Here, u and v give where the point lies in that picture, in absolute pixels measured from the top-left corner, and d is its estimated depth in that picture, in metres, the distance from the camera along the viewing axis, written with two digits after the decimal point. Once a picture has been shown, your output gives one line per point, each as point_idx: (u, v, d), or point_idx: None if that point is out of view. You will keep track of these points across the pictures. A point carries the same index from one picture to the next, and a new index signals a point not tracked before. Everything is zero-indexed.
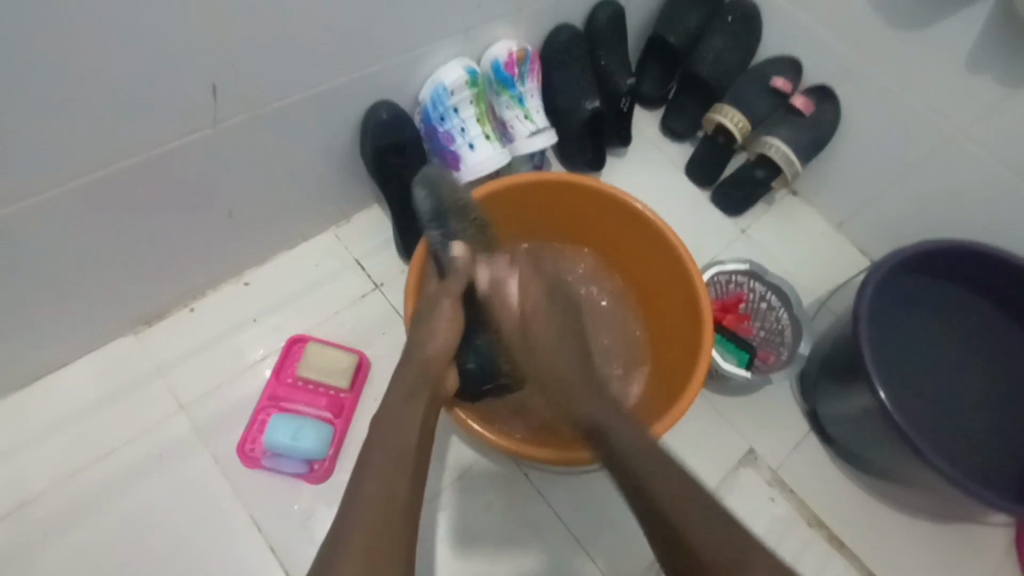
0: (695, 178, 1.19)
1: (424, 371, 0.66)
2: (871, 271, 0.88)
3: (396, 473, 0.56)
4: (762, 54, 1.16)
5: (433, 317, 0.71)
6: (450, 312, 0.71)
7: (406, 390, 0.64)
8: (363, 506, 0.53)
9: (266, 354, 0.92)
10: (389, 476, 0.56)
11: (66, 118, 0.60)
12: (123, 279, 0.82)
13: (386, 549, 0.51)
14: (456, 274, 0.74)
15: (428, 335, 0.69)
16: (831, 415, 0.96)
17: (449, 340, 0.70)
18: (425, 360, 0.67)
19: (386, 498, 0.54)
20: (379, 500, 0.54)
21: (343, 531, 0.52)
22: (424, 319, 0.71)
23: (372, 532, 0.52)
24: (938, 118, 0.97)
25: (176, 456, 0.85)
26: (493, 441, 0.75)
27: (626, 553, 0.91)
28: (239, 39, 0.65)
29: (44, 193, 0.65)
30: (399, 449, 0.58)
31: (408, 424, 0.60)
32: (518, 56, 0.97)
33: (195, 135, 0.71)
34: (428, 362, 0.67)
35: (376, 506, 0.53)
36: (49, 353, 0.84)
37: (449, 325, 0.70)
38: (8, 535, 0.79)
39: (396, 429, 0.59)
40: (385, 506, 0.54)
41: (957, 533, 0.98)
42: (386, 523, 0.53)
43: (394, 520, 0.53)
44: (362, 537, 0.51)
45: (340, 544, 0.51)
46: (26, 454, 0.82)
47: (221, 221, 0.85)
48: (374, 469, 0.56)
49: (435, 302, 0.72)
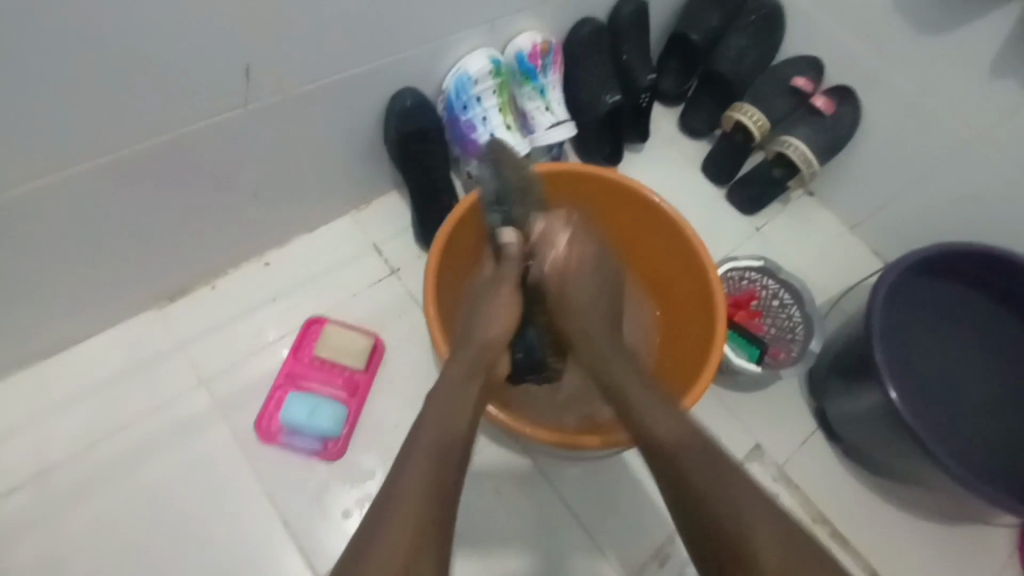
0: (711, 175, 1.19)
1: (481, 353, 0.68)
2: (885, 271, 0.89)
3: (447, 451, 0.56)
4: (784, 53, 1.16)
5: (491, 303, 0.70)
6: (508, 301, 0.71)
7: (463, 372, 0.64)
8: (411, 476, 0.53)
9: (284, 333, 0.94)
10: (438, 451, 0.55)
11: (105, 93, 0.62)
12: (149, 255, 0.84)
13: (431, 521, 0.50)
14: (510, 261, 0.72)
15: (488, 322, 0.69)
16: (838, 414, 0.97)
17: (506, 328, 0.70)
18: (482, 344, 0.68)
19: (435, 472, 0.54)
20: (435, 470, 0.54)
21: (389, 502, 0.51)
22: (484, 305, 0.70)
23: (420, 503, 0.51)
24: (959, 122, 0.97)
25: (195, 429, 0.87)
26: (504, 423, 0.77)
27: (631, 541, 0.92)
28: (271, 21, 0.66)
29: (81, 166, 0.67)
30: (450, 428, 0.58)
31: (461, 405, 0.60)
32: (541, 48, 0.98)
33: (226, 115, 0.73)
34: (486, 348, 0.68)
35: (426, 477, 0.53)
36: (76, 324, 0.86)
37: (502, 315, 0.70)
38: (32, 498, 0.81)
39: (454, 405, 0.60)
40: (434, 478, 0.53)
41: (960, 535, 0.98)
42: (442, 496, 0.52)
43: (443, 495, 0.53)
44: (411, 507, 0.50)
45: (386, 513, 0.50)
46: (51, 421, 0.85)
47: (245, 201, 0.86)
48: (424, 442, 0.56)
49: (493, 288, 0.72)
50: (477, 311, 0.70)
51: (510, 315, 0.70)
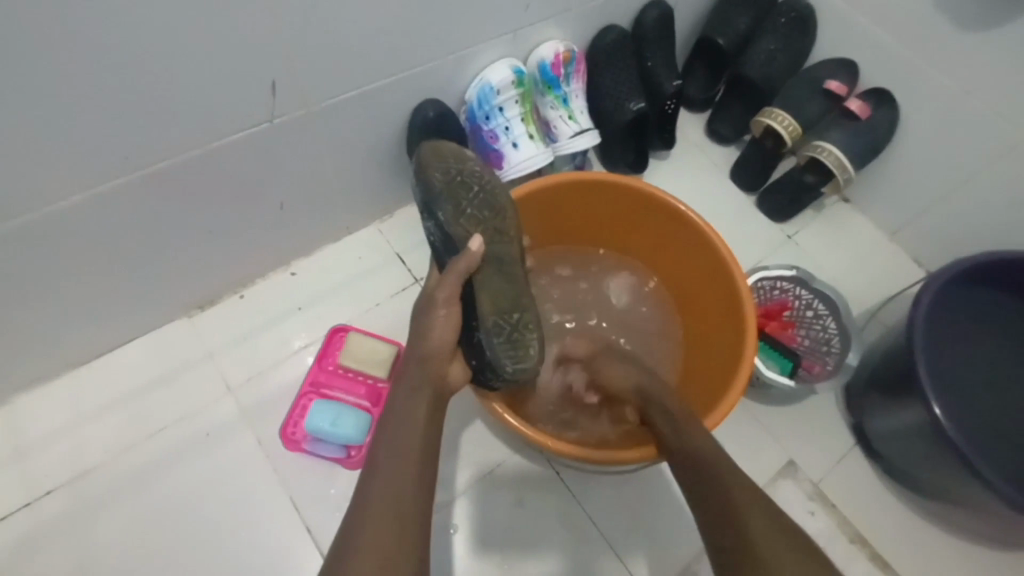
0: (739, 182, 1.16)
1: (426, 368, 0.66)
2: (928, 282, 0.84)
3: (403, 479, 0.56)
4: (816, 56, 1.13)
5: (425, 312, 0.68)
6: (449, 308, 0.67)
7: (411, 386, 0.64)
8: (374, 500, 0.54)
9: (310, 342, 0.95)
10: (397, 471, 0.57)
11: (140, 109, 0.64)
12: (182, 265, 0.87)
13: (398, 541, 0.52)
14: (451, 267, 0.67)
15: (426, 330, 0.67)
16: (879, 430, 0.92)
17: (450, 333, 0.67)
18: (429, 356, 0.66)
19: (396, 492, 0.55)
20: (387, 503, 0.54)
21: (354, 527, 0.53)
22: (421, 315, 0.68)
23: (383, 524, 0.53)
24: (1007, 123, 0.92)
25: (223, 435, 0.89)
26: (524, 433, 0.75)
27: (657, 559, 0.89)
28: (296, 35, 0.68)
29: (117, 179, 0.69)
30: (406, 447, 0.59)
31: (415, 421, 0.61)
32: (564, 57, 0.98)
33: (254, 129, 0.75)
34: (429, 358, 0.66)
35: (385, 498, 0.55)
36: (113, 331, 0.89)
37: (447, 319, 0.67)
38: (69, 500, 0.84)
39: (404, 428, 0.60)
40: (395, 500, 0.55)
41: (1015, 564, 0.92)
42: (399, 527, 0.53)
43: (403, 516, 0.54)
44: (372, 529, 0.52)
45: (351, 537, 0.52)
46: (87, 426, 0.88)
47: (273, 212, 0.89)
48: (383, 462, 0.57)
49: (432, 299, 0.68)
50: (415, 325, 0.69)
51: (452, 323, 0.67)
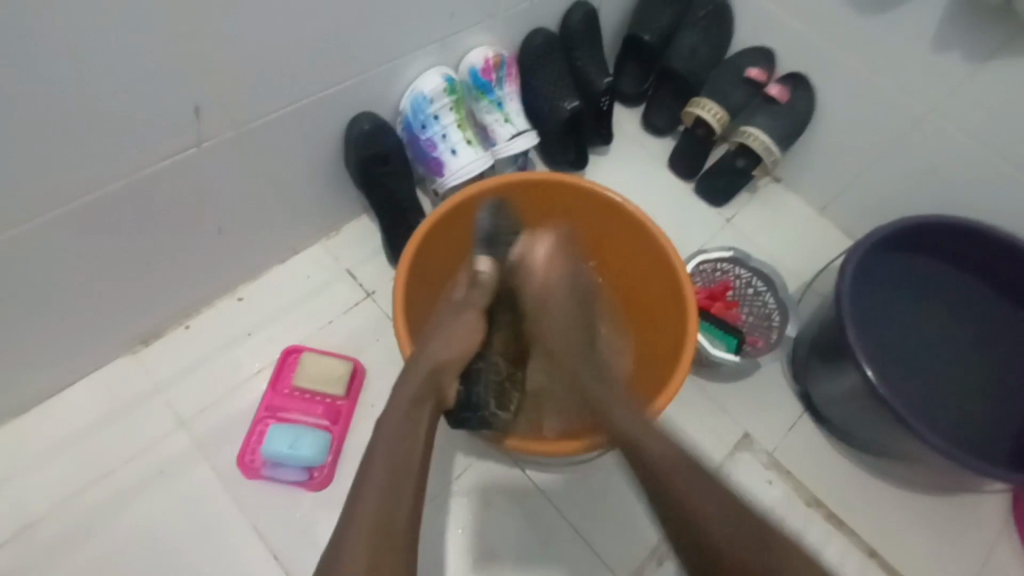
0: (677, 171, 1.20)
1: (433, 381, 0.67)
2: (849, 253, 0.90)
3: (398, 489, 0.57)
4: (736, 46, 1.18)
5: (448, 330, 0.71)
6: (463, 333, 0.71)
7: (414, 397, 0.64)
8: (361, 521, 0.54)
9: (263, 366, 0.93)
10: (387, 488, 0.57)
11: (55, 143, 0.62)
12: (120, 299, 0.84)
13: (388, 555, 0.54)
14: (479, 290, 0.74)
15: (445, 344, 0.70)
16: (822, 396, 0.98)
17: (460, 354, 0.70)
18: (439, 369, 0.68)
19: (385, 507, 0.56)
20: (377, 515, 0.55)
21: (341, 548, 0.53)
22: (438, 331, 0.71)
23: (374, 542, 0.54)
24: (910, 97, 0.99)
25: (179, 471, 0.86)
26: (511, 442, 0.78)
27: (629, 543, 0.92)
28: (217, 57, 0.67)
29: (37, 217, 0.67)
30: (399, 467, 0.59)
31: (410, 436, 0.61)
32: (495, 62, 0.99)
33: (183, 154, 0.73)
34: (440, 372, 0.68)
35: (373, 517, 0.55)
36: (51, 374, 0.85)
37: (462, 339, 0.71)
38: (15, 557, 0.80)
39: (401, 439, 0.61)
40: (385, 518, 0.55)
41: (954, 506, 0.99)
42: (388, 539, 0.54)
43: (393, 535, 0.55)
44: (361, 547, 0.53)
45: (339, 555, 0.53)
46: (29, 477, 0.84)
47: (212, 237, 0.87)
48: (373, 480, 0.57)
49: (458, 313, 0.73)
50: (431, 337, 0.71)
51: (469, 339, 0.71)
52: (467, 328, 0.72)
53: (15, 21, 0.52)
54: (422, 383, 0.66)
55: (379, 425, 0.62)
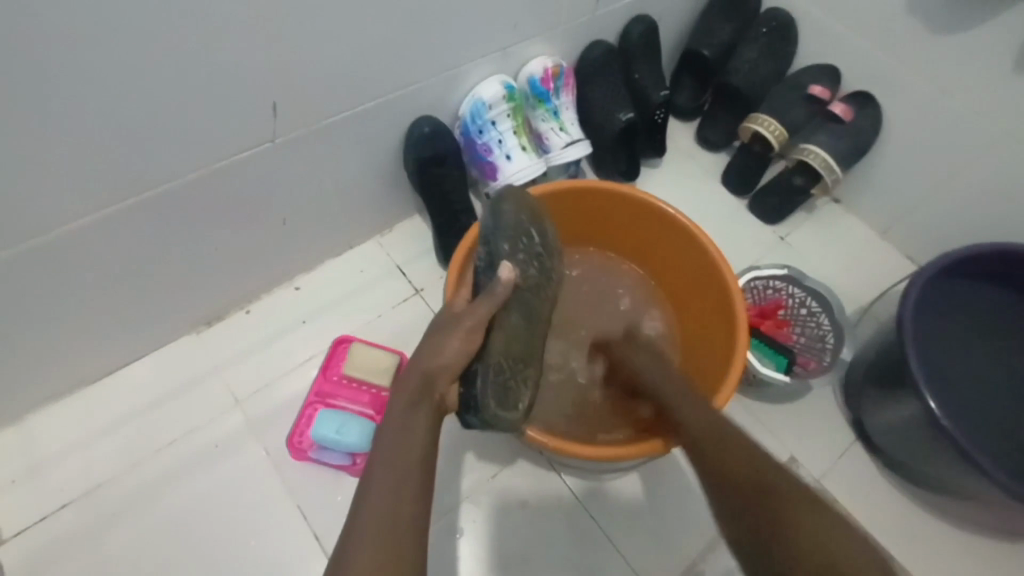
0: (730, 186, 1.19)
1: (427, 383, 0.66)
2: (914, 278, 0.86)
3: (401, 486, 0.57)
4: (799, 62, 1.16)
5: (450, 330, 0.69)
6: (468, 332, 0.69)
7: (410, 399, 0.65)
8: (366, 523, 0.54)
9: (314, 354, 0.97)
10: (394, 489, 0.57)
11: (149, 131, 0.68)
12: (191, 279, 0.90)
13: (397, 551, 0.53)
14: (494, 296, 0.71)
15: (438, 349, 0.68)
16: (876, 425, 0.93)
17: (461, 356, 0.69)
18: (432, 372, 0.67)
19: (392, 507, 0.56)
20: (383, 513, 0.55)
21: (349, 546, 0.53)
22: (437, 335, 0.70)
23: (381, 540, 0.53)
24: (986, 119, 0.95)
25: (230, 448, 0.91)
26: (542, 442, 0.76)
27: (662, 559, 0.90)
28: (295, 59, 0.72)
29: (127, 199, 0.73)
30: (402, 470, 0.58)
31: (410, 435, 0.61)
32: (553, 71, 1.02)
33: (257, 148, 0.78)
34: (432, 375, 0.67)
35: (380, 516, 0.55)
36: (125, 347, 0.92)
37: (459, 338, 0.69)
38: (81, 514, 0.86)
39: (400, 440, 0.61)
40: (390, 515, 0.55)
41: (1019, 557, 0.92)
42: (395, 534, 0.54)
43: (399, 531, 0.54)
44: (369, 547, 0.52)
45: (347, 552, 0.53)
46: (99, 441, 0.90)
47: (277, 228, 0.92)
48: (378, 483, 0.57)
49: (458, 317, 0.70)
50: (434, 338, 0.69)
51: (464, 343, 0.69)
52: (465, 327, 0.69)
53: (126, 20, 0.58)
54: (414, 385, 0.66)
55: (384, 427, 0.63)
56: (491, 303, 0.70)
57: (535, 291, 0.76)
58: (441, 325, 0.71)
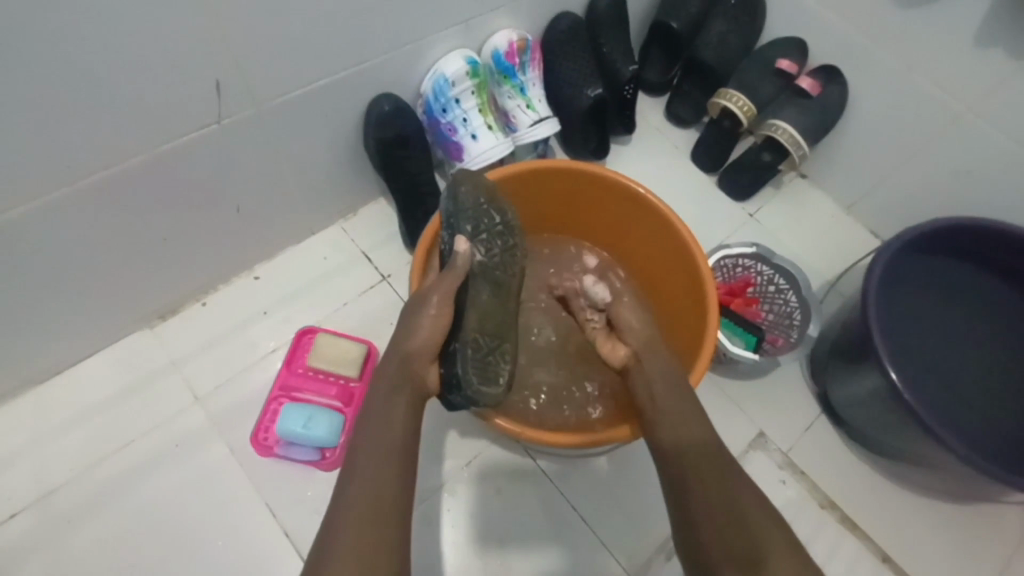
0: (700, 163, 1.18)
1: (405, 366, 0.66)
2: (879, 253, 0.87)
3: (384, 476, 0.57)
4: (767, 36, 1.15)
5: (418, 314, 0.69)
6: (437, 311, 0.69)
7: (391, 385, 0.64)
8: (347, 523, 0.53)
9: (278, 345, 0.94)
10: (374, 487, 0.56)
11: (78, 116, 0.62)
12: (139, 272, 0.84)
13: (380, 549, 0.52)
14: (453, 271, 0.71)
15: (410, 332, 0.68)
16: (841, 397, 0.96)
17: (432, 336, 0.68)
18: (409, 354, 0.67)
19: (373, 504, 0.55)
20: (367, 503, 0.54)
21: (332, 536, 0.53)
22: (408, 317, 0.70)
23: (363, 540, 0.52)
24: (948, 94, 0.95)
25: (192, 446, 0.87)
26: (513, 430, 0.75)
27: (636, 537, 0.91)
28: (239, 35, 0.66)
29: (58, 190, 0.67)
30: (383, 467, 0.57)
31: (390, 429, 0.60)
32: (518, 46, 0.98)
33: (203, 131, 0.73)
34: (409, 357, 0.67)
35: (363, 506, 0.54)
36: (71, 345, 0.87)
37: (433, 319, 0.68)
38: (34, 522, 0.82)
39: (382, 427, 0.60)
40: (374, 505, 0.55)
41: (972, 516, 0.96)
42: (379, 523, 0.54)
43: (383, 519, 0.54)
44: (350, 548, 0.51)
45: (327, 556, 0.51)
46: (49, 445, 0.85)
47: (231, 216, 0.87)
48: (357, 482, 0.56)
49: (424, 298, 0.70)
50: (402, 323, 0.70)
51: (438, 323, 0.69)
52: (430, 309, 0.69)
53: None
54: (392, 370, 0.66)
55: (363, 422, 0.62)
56: (453, 279, 0.70)
57: (502, 267, 0.76)
58: (413, 305, 0.70)
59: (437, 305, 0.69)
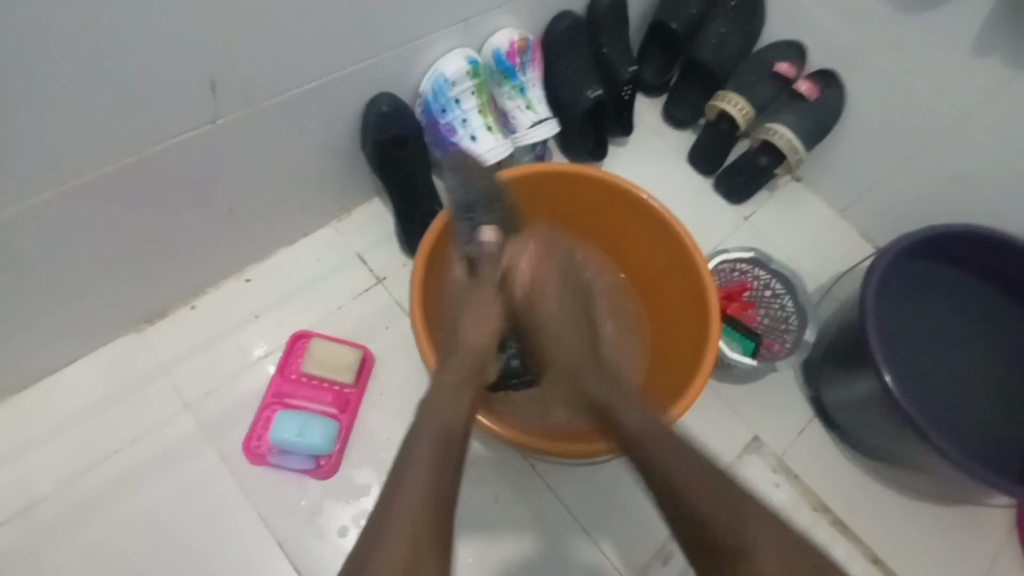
0: (697, 166, 1.17)
1: (469, 360, 0.65)
2: (878, 258, 0.87)
3: (448, 452, 0.55)
4: (765, 39, 1.15)
5: (468, 304, 0.69)
6: (490, 303, 0.69)
7: (456, 382, 0.62)
8: (399, 517, 0.49)
9: (270, 350, 0.91)
10: (429, 489, 0.52)
11: (63, 117, 0.59)
12: (125, 275, 0.81)
13: (434, 538, 0.49)
14: (488, 260, 0.69)
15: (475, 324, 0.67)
16: (835, 401, 0.96)
17: (491, 327, 0.68)
18: (472, 350, 0.66)
19: (429, 504, 0.51)
20: (423, 487, 0.51)
21: (389, 516, 0.49)
22: (463, 310, 0.69)
23: (416, 538, 0.48)
24: (944, 102, 0.96)
25: (182, 455, 0.85)
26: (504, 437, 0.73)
27: (634, 541, 0.91)
28: (235, 31, 0.63)
29: (43, 194, 0.64)
30: (441, 468, 0.53)
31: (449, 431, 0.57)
32: (519, 45, 0.96)
33: (195, 130, 0.70)
34: (473, 351, 0.66)
35: (422, 490, 0.51)
36: (54, 352, 0.83)
37: (489, 313, 0.68)
38: (17, 535, 0.79)
39: (443, 413, 0.58)
40: (433, 493, 0.51)
41: (959, 515, 0.99)
42: (434, 510, 0.50)
43: (438, 506, 0.51)
44: (401, 544, 0.47)
45: (383, 538, 0.48)
46: (31, 455, 0.82)
47: (222, 217, 0.84)
48: (411, 480, 0.51)
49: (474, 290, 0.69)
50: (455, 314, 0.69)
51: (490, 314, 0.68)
52: (484, 299, 0.69)
53: None
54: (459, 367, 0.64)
55: (422, 414, 0.58)
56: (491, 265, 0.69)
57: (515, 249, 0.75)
58: (463, 301, 0.69)
59: (495, 292, 0.70)
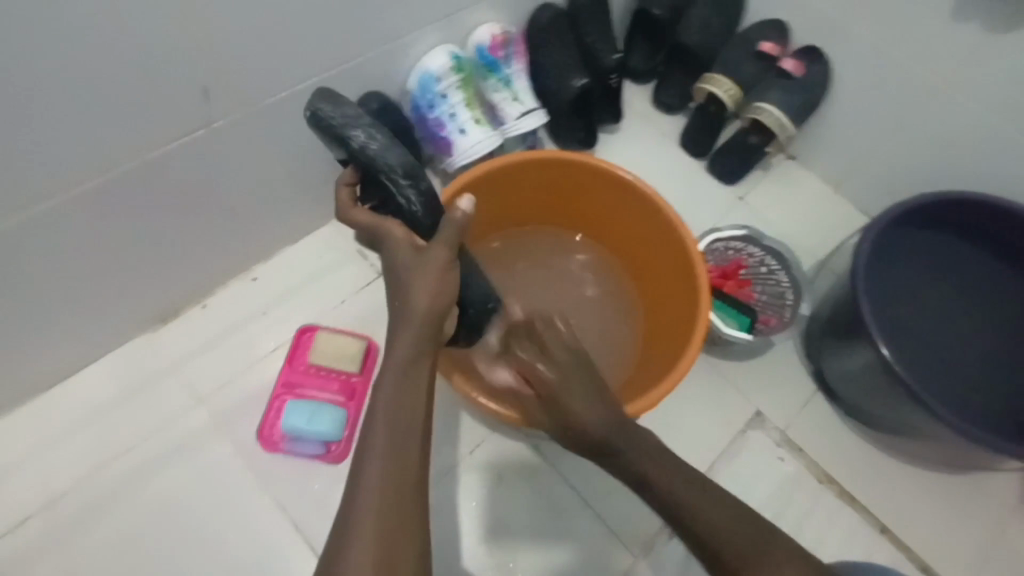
0: (689, 149, 1.19)
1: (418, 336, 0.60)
2: (865, 232, 0.88)
3: (406, 440, 0.56)
4: (748, 19, 1.16)
5: (415, 269, 0.61)
6: (443, 276, 0.61)
7: (407, 359, 0.59)
8: (363, 519, 0.52)
9: (278, 345, 0.95)
10: (393, 480, 0.54)
11: (70, 125, 0.63)
12: (138, 277, 0.86)
13: (402, 520, 0.53)
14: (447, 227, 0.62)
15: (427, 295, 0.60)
16: (835, 373, 0.97)
17: (444, 297, 0.61)
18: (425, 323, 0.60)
19: (394, 487, 0.54)
20: (388, 475, 0.54)
21: (354, 500, 0.53)
22: (410, 275, 0.61)
23: (383, 527, 0.52)
24: (926, 70, 0.97)
25: (198, 446, 0.89)
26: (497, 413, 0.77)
27: (639, 518, 0.93)
28: (226, 37, 0.68)
29: (56, 198, 0.68)
30: (401, 455, 0.55)
31: (412, 412, 0.58)
32: (502, 39, 1.00)
33: (195, 134, 0.74)
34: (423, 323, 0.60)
35: (385, 475, 0.54)
36: (74, 352, 0.88)
37: (443, 283, 0.61)
38: (45, 525, 0.83)
39: (407, 393, 0.58)
40: (396, 475, 0.54)
41: (968, 484, 0.98)
42: (398, 496, 0.54)
43: (406, 486, 0.54)
44: (370, 534, 0.52)
45: (352, 522, 0.52)
46: (55, 450, 0.87)
47: (226, 218, 0.88)
48: (370, 482, 0.53)
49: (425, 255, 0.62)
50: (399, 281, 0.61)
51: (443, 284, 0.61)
52: (434, 266, 0.61)
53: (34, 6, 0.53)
54: (411, 341, 0.59)
55: (378, 400, 0.57)
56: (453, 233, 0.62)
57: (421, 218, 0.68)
58: (410, 265, 0.62)
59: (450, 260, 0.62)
